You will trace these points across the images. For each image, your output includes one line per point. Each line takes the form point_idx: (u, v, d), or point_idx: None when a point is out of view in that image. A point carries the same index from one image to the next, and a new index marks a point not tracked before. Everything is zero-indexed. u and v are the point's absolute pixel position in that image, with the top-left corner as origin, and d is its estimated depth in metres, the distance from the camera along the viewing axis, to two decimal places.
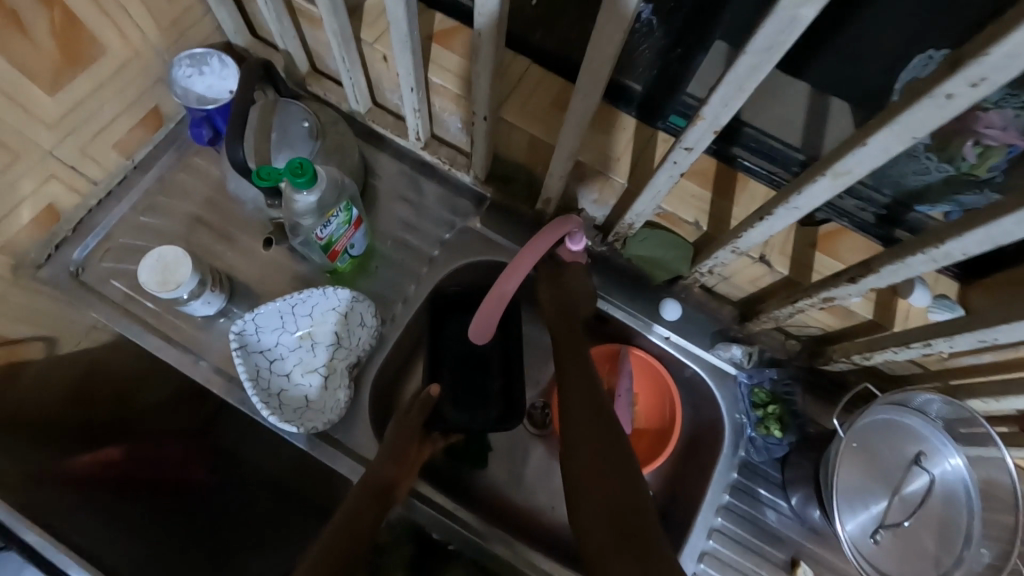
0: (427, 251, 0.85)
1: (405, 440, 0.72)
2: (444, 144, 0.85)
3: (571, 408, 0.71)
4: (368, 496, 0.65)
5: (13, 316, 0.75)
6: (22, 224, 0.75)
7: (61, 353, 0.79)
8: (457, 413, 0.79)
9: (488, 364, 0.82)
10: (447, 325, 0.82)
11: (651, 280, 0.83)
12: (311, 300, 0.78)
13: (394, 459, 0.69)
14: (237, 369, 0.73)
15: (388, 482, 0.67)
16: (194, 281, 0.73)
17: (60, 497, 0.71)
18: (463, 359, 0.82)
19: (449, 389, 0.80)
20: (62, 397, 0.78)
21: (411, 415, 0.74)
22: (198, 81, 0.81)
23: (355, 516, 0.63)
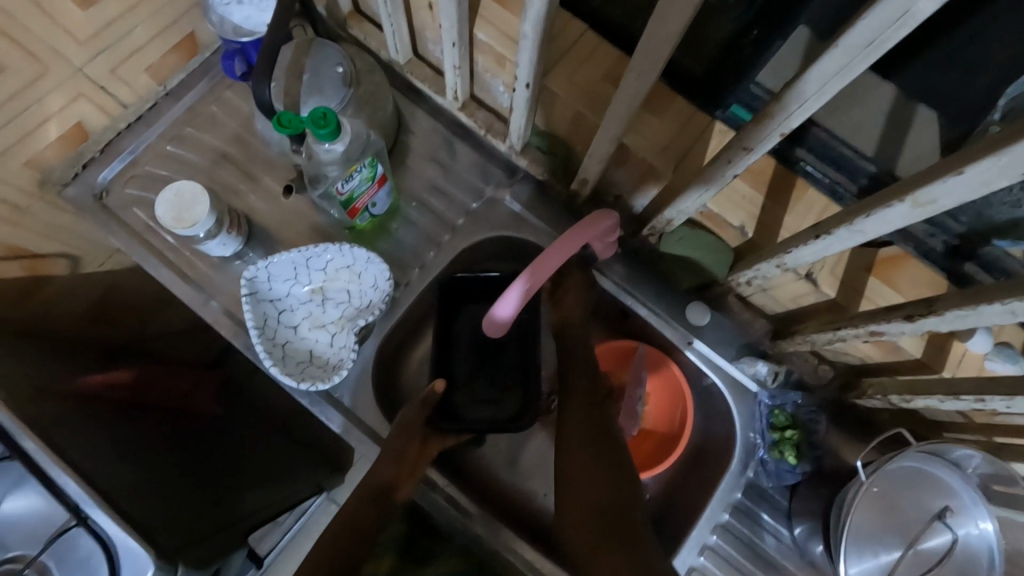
0: (451, 220, 0.82)
1: (408, 436, 0.71)
2: (483, 106, 0.79)
3: (575, 405, 0.68)
4: (368, 501, 0.67)
5: (37, 232, 0.76)
6: (49, 141, 0.74)
7: (83, 272, 0.82)
8: (469, 405, 0.77)
9: (505, 356, 0.79)
10: (468, 306, 0.79)
11: (679, 281, 0.78)
12: (326, 255, 0.75)
13: (395, 460, 0.69)
14: (246, 315, 0.72)
15: (387, 485, 0.68)
16: (210, 221, 0.71)
17: (63, 411, 0.70)
18: (474, 340, 0.79)
19: (462, 369, 0.78)
20: (82, 316, 0.82)
21: (410, 408, 0.73)
22: (236, 11, 0.76)
23: (356, 518, 0.67)
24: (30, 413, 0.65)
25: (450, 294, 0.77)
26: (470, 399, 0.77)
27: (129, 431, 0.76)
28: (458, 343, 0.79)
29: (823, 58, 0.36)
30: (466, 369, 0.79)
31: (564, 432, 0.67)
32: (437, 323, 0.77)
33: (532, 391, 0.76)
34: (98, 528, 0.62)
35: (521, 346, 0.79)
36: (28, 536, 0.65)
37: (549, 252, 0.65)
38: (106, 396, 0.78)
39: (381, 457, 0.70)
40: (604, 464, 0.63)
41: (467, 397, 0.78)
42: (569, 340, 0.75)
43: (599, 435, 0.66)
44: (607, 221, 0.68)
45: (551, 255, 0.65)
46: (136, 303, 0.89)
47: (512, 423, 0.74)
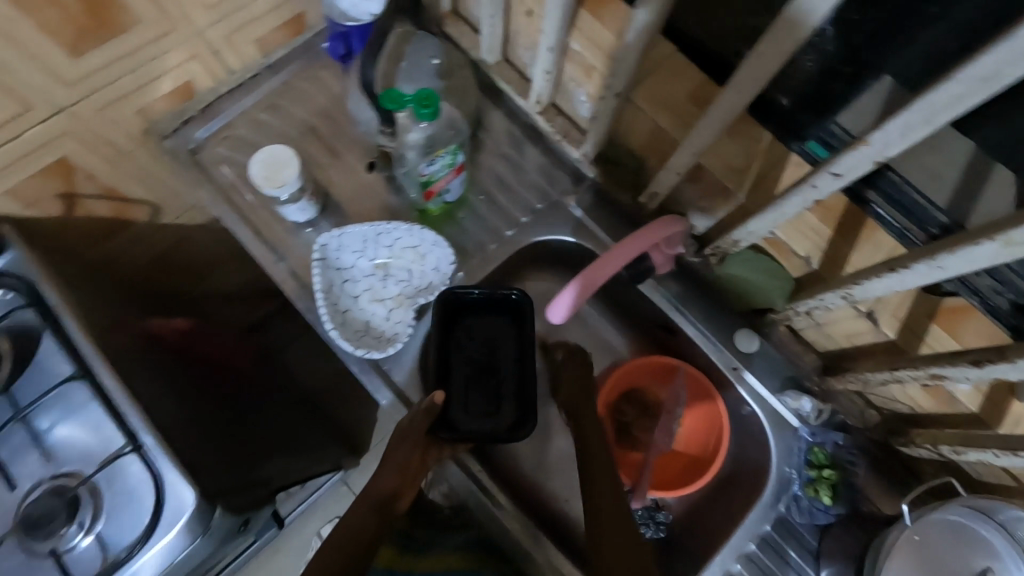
0: (515, 215, 0.84)
1: (413, 443, 0.71)
2: (562, 113, 0.83)
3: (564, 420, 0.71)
4: (372, 511, 0.68)
5: (130, 175, 0.86)
6: (161, 93, 0.80)
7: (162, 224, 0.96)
8: (465, 418, 0.77)
9: (501, 371, 0.80)
10: (465, 321, 0.80)
11: (736, 305, 0.79)
12: (395, 233, 0.78)
13: (397, 471, 0.71)
14: (312, 280, 0.75)
15: (389, 495, 0.70)
16: (297, 184, 0.75)
17: (132, 346, 0.77)
18: (474, 352, 0.80)
19: (458, 380, 0.79)
20: (145, 264, 0.98)
21: (417, 414, 0.72)
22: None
23: (359, 530, 0.66)
24: (108, 344, 0.72)
25: (445, 312, 0.77)
26: (467, 411, 0.77)
27: (181, 376, 0.82)
28: (456, 353, 0.80)
29: (930, 91, 0.38)
30: (462, 380, 0.79)
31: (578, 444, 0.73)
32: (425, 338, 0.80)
33: (529, 399, 0.76)
34: (151, 460, 0.67)
35: (520, 364, 0.80)
36: (84, 456, 0.69)
37: (606, 257, 0.71)
38: (163, 339, 0.87)
39: (384, 467, 0.72)
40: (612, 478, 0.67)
41: (462, 408, 0.78)
42: (569, 364, 0.82)
43: (606, 453, 0.71)
44: (670, 224, 0.72)
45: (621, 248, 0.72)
46: (192, 265, 1.06)
47: (510, 435, 0.74)
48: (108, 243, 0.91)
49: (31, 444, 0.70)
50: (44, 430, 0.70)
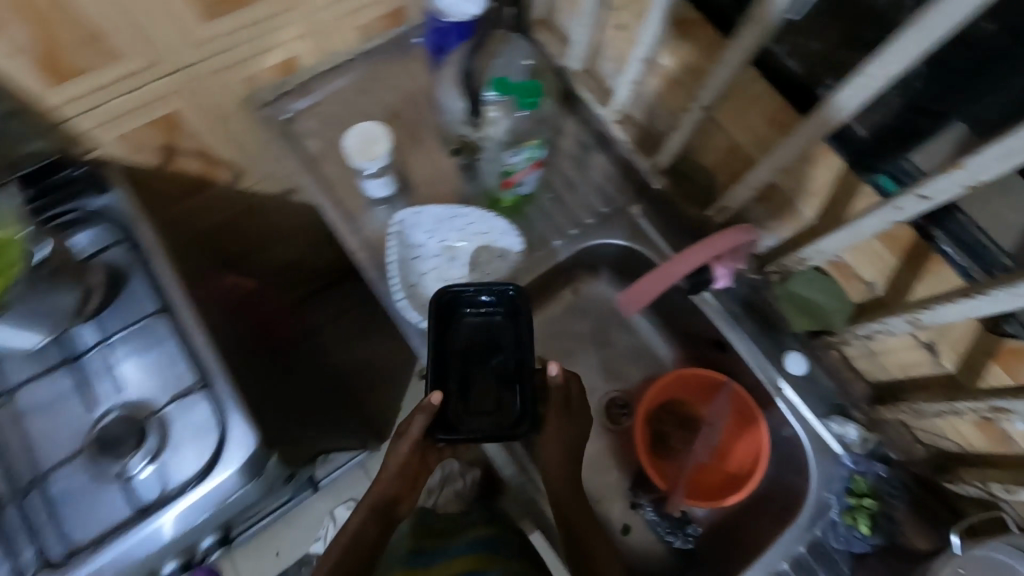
0: (579, 216, 0.88)
1: (407, 455, 0.75)
2: (637, 125, 0.87)
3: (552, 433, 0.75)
4: (372, 517, 0.77)
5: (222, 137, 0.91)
6: (268, 65, 0.86)
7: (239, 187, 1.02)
8: (464, 417, 0.73)
9: (501, 365, 0.74)
10: (461, 316, 0.75)
11: (789, 326, 0.80)
12: (468, 218, 0.82)
13: (399, 477, 0.77)
14: (387, 252, 0.80)
15: (390, 501, 0.78)
16: (385, 160, 0.79)
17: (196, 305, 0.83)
18: (471, 352, 0.75)
19: (454, 377, 0.74)
20: (215, 223, 1.04)
21: (410, 422, 0.73)
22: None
23: (360, 536, 0.76)
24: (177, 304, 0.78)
25: (436, 310, 0.74)
26: (465, 409, 0.73)
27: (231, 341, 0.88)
28: (451, 348, 0.75)
29: None
30: (457, 378, 0.74)
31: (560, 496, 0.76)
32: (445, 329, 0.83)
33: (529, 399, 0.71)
34: (218, 401, 0.71)
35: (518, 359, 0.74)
36: (153, 388, 0.73)
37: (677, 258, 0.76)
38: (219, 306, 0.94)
39: (385, 475, 0.77)
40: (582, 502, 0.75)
41: (459, 406, 0.73)
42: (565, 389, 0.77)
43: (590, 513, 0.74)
44: (743, 231, 0.76)
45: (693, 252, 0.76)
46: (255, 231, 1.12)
47: (510, 433, 0.69)
48: (187, 198, 0.96)
49: (108, 373, 0.73)
50: (120, 361, 0.74)
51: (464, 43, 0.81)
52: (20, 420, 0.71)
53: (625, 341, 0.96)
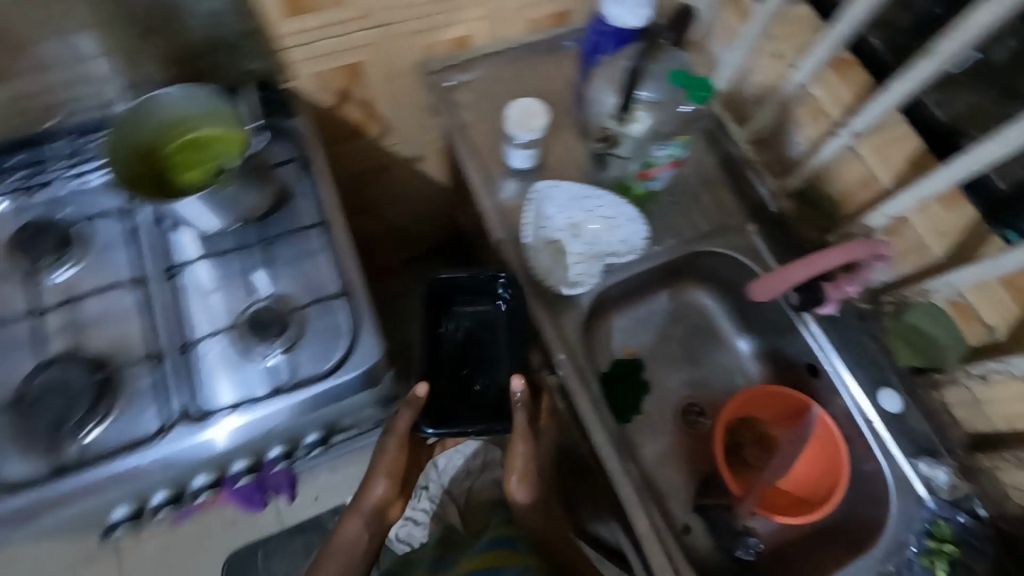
0: (696, 223, 0.93)
1: (393, 459, 0.82)
2: (768, 150, 0.93)
3: (525, 449, 0.80)
4: (363, 519, 0.84)
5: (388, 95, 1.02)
6: (446, 38, 0.96)
7: (383, 143, 1.12)
8: (457, 410, 0.78)
9: (495, 355, 0.82)
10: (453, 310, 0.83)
11: (893, 359, 0.83)
12: (601, 200, 0.90)
13: (388, 477, 0.84)
14: (524, 215, 0.88)
15: (379, 506, 0.85)
16: (540, 133, 0.87)
17: None
18: (464, 342, 0.82)
19: (445, 369, 0.80)
20: (351, 172, 1.15)
21: (398, 420, 0.77)
22: (612, 6, 0.84)
23: (354, 541, 0.83)
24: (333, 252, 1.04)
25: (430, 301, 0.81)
26: (458, 402, 0.78)
27: None
28: (443, 339, 0.82)
29: None
30: (449, 372, 0.80)
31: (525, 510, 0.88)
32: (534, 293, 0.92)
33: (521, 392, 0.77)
34: (358, 310, 0.79)
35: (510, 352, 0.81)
36: (300, 287, 0.82)
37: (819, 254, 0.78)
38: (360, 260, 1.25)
39: (377, 476, 0.84)
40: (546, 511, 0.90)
41: (448, 398, 0.79)
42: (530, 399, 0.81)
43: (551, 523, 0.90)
44: (867, 245, 0.76)
45: (816, 261, 0.77)
46: (379, 185, 1.23)
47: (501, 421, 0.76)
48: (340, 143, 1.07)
49: (264, 266, 0.82)
50: (277, 259, 0.83)
51: (620, 49, 0.89)
52: (186, 293, 0.80)
53: (711, 352, 0.99)
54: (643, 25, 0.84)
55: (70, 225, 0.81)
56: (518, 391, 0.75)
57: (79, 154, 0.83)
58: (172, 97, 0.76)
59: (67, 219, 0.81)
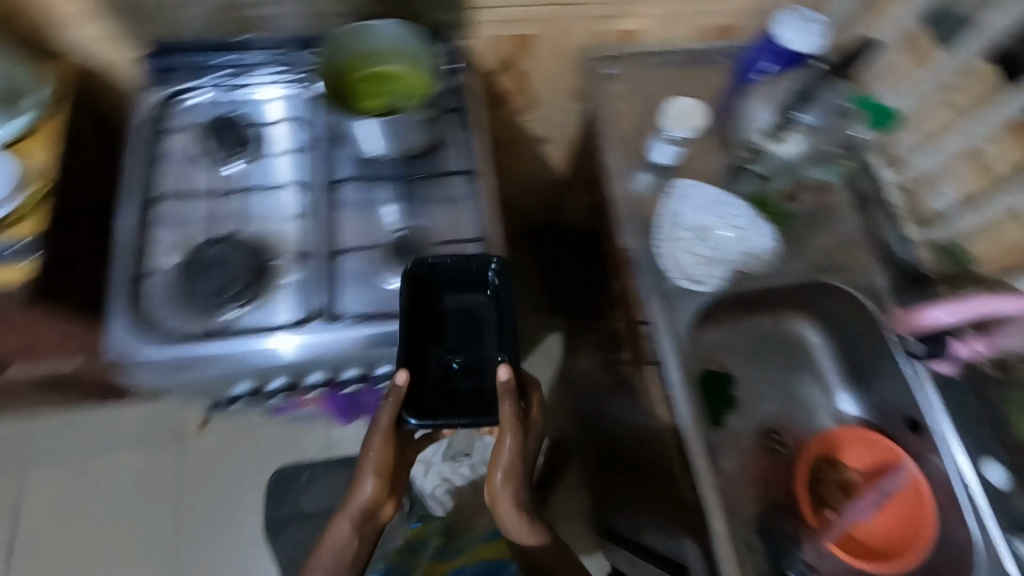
0: (824, 253, 0.92)
1: (378, 455, 0.76)
2: (914, 198, 0.93)
3: (517, 449, 0.75)
4: (354, 524, 0.79)
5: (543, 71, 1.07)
6: (616, 26, 1.00)
7: (521, 117, 1.17)
8: (439, 405, 0.74)
9: (484, 348, 0.79)
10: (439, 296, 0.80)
11: (1008, 431, 0.81)
12: (736, 212, 0.91)
13: (377, 476, 0.78)
14: (658, 207, 0.92)
15: (370, 510, 0.80)
16: (690, 133, 0.92)
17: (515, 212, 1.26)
18: (457, 328, 0.80)
19: (430, 358, 0.78)
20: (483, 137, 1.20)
21: (382, 412, 0.74)
22: (786, 29, 0.87)
23: (346, 545, 0.79)
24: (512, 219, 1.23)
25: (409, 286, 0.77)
26: (442, 394, 0.76)
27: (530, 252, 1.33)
28: (432, 326, 0.79)
29: None
30: (430, 365, 0.77)
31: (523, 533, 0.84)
32: (625, 287, 0.92)
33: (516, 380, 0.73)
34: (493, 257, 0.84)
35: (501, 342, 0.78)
36: (442, 226, 0.87)
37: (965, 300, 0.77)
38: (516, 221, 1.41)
39: (371, 477, 0.78)
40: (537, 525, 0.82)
41: (431, 391, 0.76)
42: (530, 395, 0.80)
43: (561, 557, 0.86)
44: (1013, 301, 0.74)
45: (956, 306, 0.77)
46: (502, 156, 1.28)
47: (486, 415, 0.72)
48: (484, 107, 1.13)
49: (413, 200, 0.89)
50: (425, 196, 0.89)
51: (786, 70, 0.89)
52: (341, 208, 0.87)
53: (803, 385, 0.98)
54: (816, 54, 0.88)
55: (253, 126, 0.89)
56: (503, 379, 0.71)
57: (272, 61, 0.90)
58: (383, 33, 0.83)
59: (252, 120, 0.90)
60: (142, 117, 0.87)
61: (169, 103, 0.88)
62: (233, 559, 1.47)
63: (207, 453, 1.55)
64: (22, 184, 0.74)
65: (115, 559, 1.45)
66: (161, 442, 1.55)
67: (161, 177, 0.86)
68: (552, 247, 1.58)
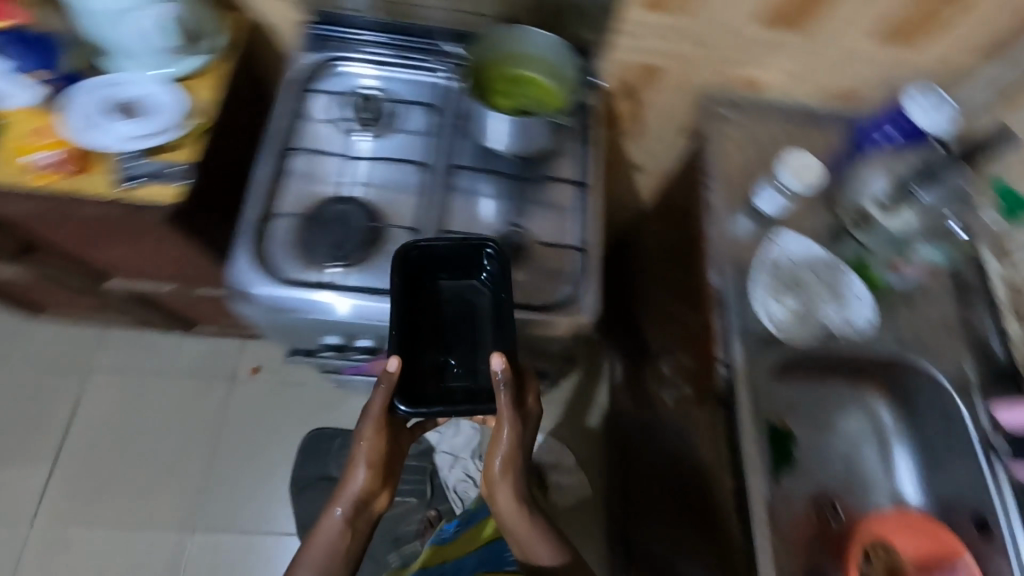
0: (914, 332, 0.91)
1: (372, 442, 0.76)
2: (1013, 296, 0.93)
3: (513, 437, 0.72)
4: (347, 515, 0.77)
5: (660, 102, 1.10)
6: (743, 73, 1.02)
7: (625, 141, 1.20)
8: (433, 392, 0.72)
9: (479, 336, 0.77)
10: (435, 279, 0.78)
11: None
12: (840, 278, 0.91)
13: (370, 465, 0.77)
14: (762, 250, 0.93)
15: (364, 499, 0.79)
16: (804, 188, 0.92)
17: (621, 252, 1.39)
18: (452, 314, 0.78)
19: (421, 345, 0.76)
20: None
21: (372, 398, 0.71)
22: (917, 105, 0.88)
23: (339, 538, 0.77)
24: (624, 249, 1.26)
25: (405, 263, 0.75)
26: (437, 383, 0.73)
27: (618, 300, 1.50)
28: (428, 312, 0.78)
29: None
30: (421, 351, 0.75)
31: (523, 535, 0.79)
32: (704, 322, 0.92)
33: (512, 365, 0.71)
34: (588, 267, 0.87)
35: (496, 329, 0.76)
36: (545, 228, 0.91)
37: None
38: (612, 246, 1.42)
39: (364, 467, 0.77)
40: (530, 516, 0.78)
41: (424, 379, 0.74)
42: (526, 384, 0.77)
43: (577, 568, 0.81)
44: None
45: None
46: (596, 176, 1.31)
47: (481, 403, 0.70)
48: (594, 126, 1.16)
49: (523, 199, 0.93)
50: (534, 197, 0.93)
51: (911, 144, 0.90)
52: (453, 192, 0.92)
53: (864, 460, 0.96)
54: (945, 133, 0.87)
55: (389, 102, 0.96)
56: (500, 370, 0.69)
57: (422, 48, 0.97)
58: (539, 44, 0.89)
59: (390, 97, 0.96)
60: (296, 75, 0.95)
61: (320, 67, 0.96)
62: (254, 507, 1.51)
63: (252, 399, 1.62)
64: (189, 120, 0.81)
65: (149, 479, 1.52)
66: (213, 379, 1.62)
67: (300, 132, 0.93)
68: (618, 273, 1.60)
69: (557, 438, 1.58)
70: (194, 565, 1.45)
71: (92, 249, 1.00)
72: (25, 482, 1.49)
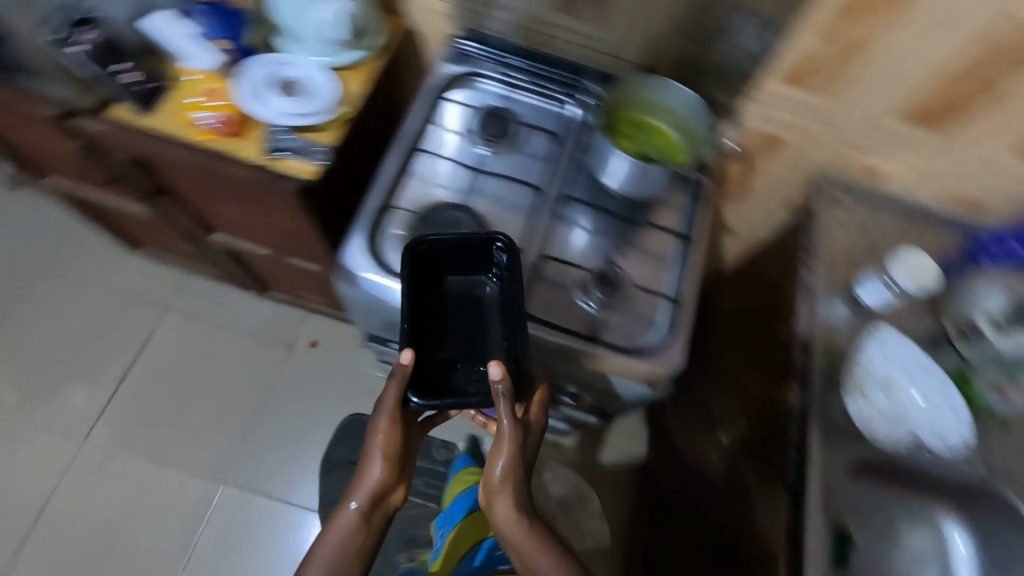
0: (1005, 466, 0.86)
1: (388, 433, 0.77)
2: None
3: (511, 444, 0.75)
4: (361, 512, 0.78)
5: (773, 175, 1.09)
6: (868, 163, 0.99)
7: (727, 203, 1.20)
8: (440, 386, 0.76)
9: (485, 334, 0.81)
10: (443, 274, 0.82)
11: None
12: (941, 392, 0.86)
13: (387, 461, 0.78)
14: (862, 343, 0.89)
15: (379, 495, 0.79)
16: (914, 288, 0.90)
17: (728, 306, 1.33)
18: (460, 312, 0.82)
19: (428, 339, 0.79)
20: None
21: (386, 392, 0.74)
22: None
23: (353, 533, 0.78)
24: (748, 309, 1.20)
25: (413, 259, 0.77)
26: (442, 379, 0.77)
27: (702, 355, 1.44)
28: (440, 306, 0.81)
29: None
30: (427, 346, 0.79)
31: (519, 541, 0.79)
32: (784, 399, 0.90)
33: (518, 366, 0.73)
34: (678, 320, 0.87)
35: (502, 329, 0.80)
36: (639, 273, 0.92)
37: None
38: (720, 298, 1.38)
39: (382, 463, 0.78)
40: (532, 525, 0.79)
41: (428, 372, 0.77)
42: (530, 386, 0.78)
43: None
44: None
45: None
46: None
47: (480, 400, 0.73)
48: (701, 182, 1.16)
49: (622, 240, 0.94)
50: (633, 241, 0.94)
51: None
52: (557, 219, 0.94)
53: None
54: None
55: (513, 123, 0.99)
56: (497, 378, 0.70)
57: (558, 81, 1.01)
58: (681, 100, 0.91)
59: (515, 119, 1.00)
60: (435, 82, 1.00)
61: (458, 79, 1.01)
62: (284, 474, 1.57)
63: (303, 372, 1.67)
64: (337, 108, 0.86)
65: (195, 425, 1.60)
66: (272, 344, 1.69)
67: (427, 135, 0.97)
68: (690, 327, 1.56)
69: (589, 479, 1.56)
70: (219, 515, 1.52)
71: (215, 203, 1.08)
72: (87, 402, 1.59)
